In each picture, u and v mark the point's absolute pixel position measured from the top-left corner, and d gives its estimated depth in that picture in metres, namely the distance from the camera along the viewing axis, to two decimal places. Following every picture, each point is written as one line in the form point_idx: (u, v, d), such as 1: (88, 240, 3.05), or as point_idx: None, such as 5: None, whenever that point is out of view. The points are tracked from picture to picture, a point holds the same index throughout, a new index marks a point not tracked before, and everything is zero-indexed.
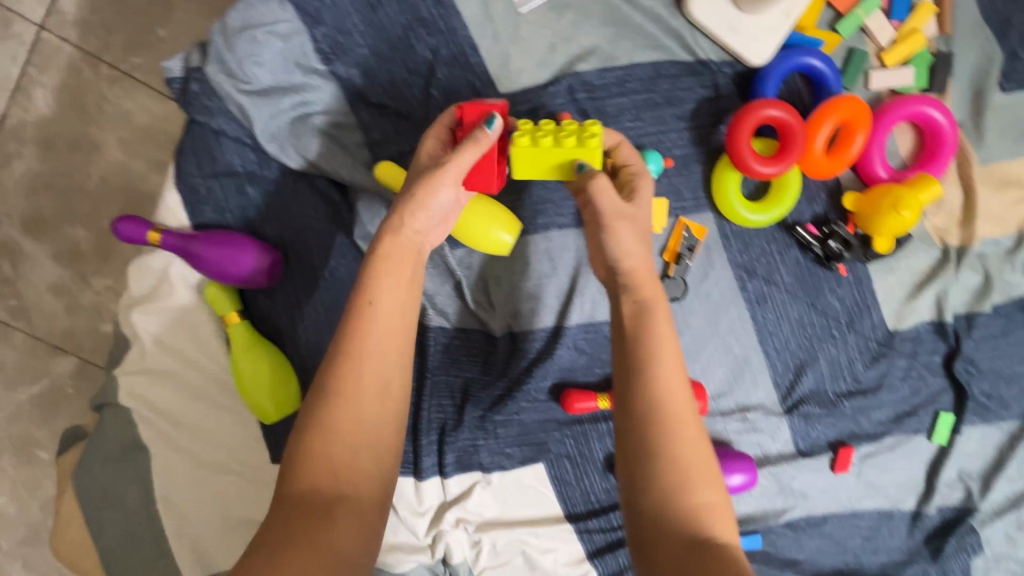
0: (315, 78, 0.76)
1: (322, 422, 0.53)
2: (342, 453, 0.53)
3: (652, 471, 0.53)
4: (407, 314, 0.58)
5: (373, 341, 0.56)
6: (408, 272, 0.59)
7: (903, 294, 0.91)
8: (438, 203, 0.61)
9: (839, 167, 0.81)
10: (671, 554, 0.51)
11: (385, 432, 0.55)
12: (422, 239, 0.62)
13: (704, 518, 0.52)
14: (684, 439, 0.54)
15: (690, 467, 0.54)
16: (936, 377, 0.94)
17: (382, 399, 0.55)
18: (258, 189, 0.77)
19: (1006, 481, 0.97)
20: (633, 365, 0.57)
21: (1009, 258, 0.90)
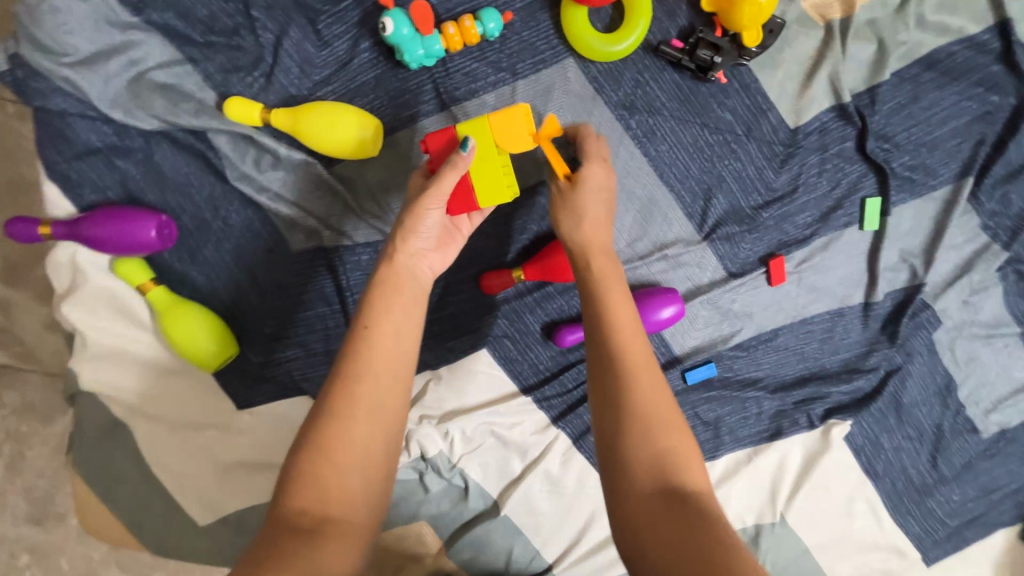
0: (135, 33, 0.76)
1: (315, 441, 0.55)
2: (331, 472, 0.54)
3: (624, 416, 0.57)
4: (401, 338, 0.62)
5: (375, 363, 0.59)
6: (403, 298, 0.64)
7: (795, 87, 0.88)
8: (427, 226, 0.68)
9: None
10: (653, 507, 0.53)
11: (375, 446, 0.57)
12: (416, 261, 0.68)
13: (679, 469, 0.55)
14: (658, 405, 0.58)
15: (659, 414, 0.57)
16: (853, 164, 0.92)
17: (376, 417, 0.57)
18: (126, 160, 0.79)
19: (948, 249, 0.97)
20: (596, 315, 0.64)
21: (900, 17, 0.86)
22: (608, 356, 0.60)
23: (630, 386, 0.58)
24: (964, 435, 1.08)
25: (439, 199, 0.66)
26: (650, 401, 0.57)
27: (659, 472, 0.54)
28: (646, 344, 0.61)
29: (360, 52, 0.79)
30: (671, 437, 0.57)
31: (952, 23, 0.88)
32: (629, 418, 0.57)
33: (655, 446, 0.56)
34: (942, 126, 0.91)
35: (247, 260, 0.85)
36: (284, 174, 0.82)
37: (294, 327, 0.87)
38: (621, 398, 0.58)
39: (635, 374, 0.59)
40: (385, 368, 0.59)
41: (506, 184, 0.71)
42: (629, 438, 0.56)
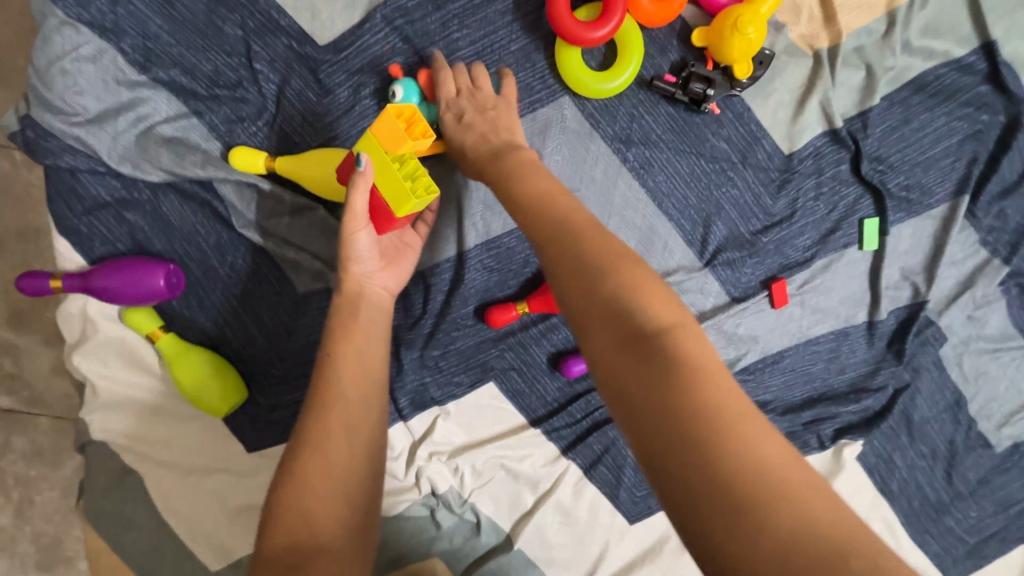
0: (141, 90, 0.77)
1: (292, 472, 0.58)
2: (312, 500, 0.56)
3: (563, 277, 0.52)
4: (363, 360, 0.66)
5: (341, 387, 0.63)
6: (364, 321, 0.69)
7: (788, 115, 0.89)
8: (362, 246, 0.70)
9: (673, 10, 0.81)
10: (607, 345, 0.46)
11: (352, 466, 0.59)
12: (369, 285, 0.72)
13: (626, 292, 0.49)
14: (594, 247, 0.53)
15: (599, 259, 0.52)
16: (849, 186, 0.93)
17: (350, 438, 0.61)
18: (135, 212, 0.81)
19: (947, 266, 0.97)
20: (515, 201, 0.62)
21: (887, 43, 0.88)
22: (543, 230, 0.57)
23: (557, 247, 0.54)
24: (977, 450, 1.08)
25: (360, 218, 0.67)
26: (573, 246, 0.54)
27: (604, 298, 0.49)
28: (596, 221, 0.56)
29: (362, 99, 0.81)
30: (617, 272, 0.50)
31: (939, 47, 0.89)
32: (565, 279, 0.52)
33: (603, 290, 0.49)
34: (935, 146, 0.92)
35: (255, 303, 0.86)
36: (289, 219, 0.84)
37: (301, 369, 0.88)
38: (564, 258, 0.53)
39: (559, 239, 0.55)
40: (353, 389, 0.63)
41: (409, 194, 0.65)
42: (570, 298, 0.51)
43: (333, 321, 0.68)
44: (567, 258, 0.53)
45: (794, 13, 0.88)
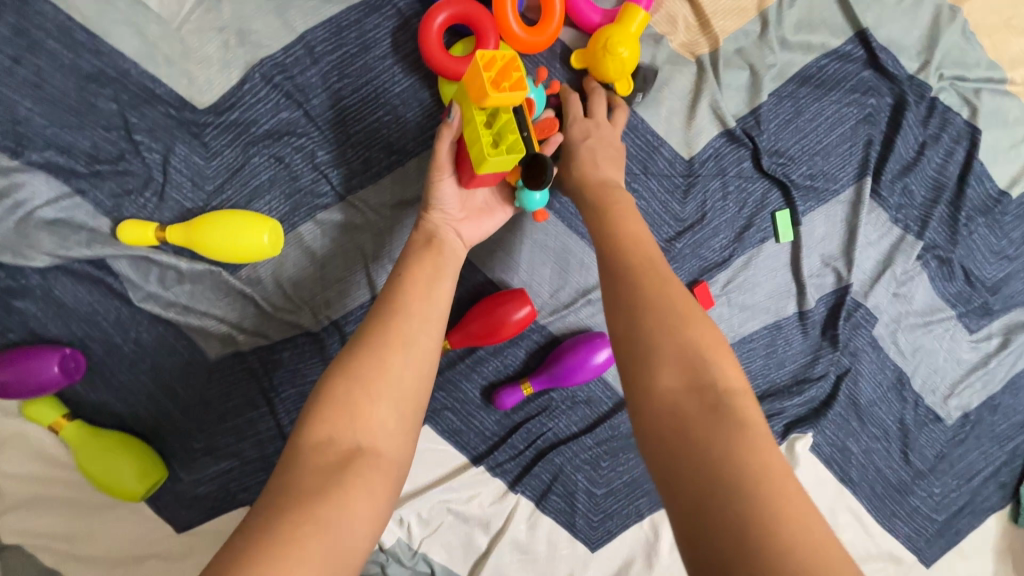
0: (17, 175, 0.75)
1: (344, 369, 0.56)
2: (359, 392, 0.54)
3: (654, 321, 0.55)
4: (430, 289, 0.64)
5: (403, 308, 0.61)
6: (436, 258, 0.67)
7: (682, 121, 0.91)
8: (443, 195, 0.70)
9: (550, 36, 0.81)
10: (679, 407, 0.49)
11: (407, 375, 0.57)
12: (446, 225, 0.71)
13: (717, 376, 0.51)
14: (677, 301, 0.56)
15: (691, 319, 0.54)
16: (755, 182, 0.94)
17: (405, 346, 0.58)
18: (26, 300, 0.78)
19: (862, 248, 0.99)
20: (618, 246, 0.64)
21: (763, 43, 0.91)
22: (642, 277, 0.58)
23: (656, 306, 0.56)
24: (929, 425, 1.07)
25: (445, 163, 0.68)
26: (676, 309, 0.55)
27: (691, 374, 0.51)
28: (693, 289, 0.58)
29: (249, 157, 0.80)
30: (702, 330, 0.54)
31: (814, 40, 0.92)
32: (655, 332, 0.54)
33: (676, 341, 0.53)
34: (830, 134, 0.94)
35: (165, 376, 0.83)
36: (191, 286, 0.81)
37: (222, 438, 0.85)
38: (662, 317, 0.55)
39: (662, 295, 0.56)
40: (415, 312, 0.61)
41: (484, 148, 0.63)
42: (661, 350, 0.53)
43: (408, 253, 0.68)
44: (645, 309, 0.55)
45: (670, 25, 0.89)
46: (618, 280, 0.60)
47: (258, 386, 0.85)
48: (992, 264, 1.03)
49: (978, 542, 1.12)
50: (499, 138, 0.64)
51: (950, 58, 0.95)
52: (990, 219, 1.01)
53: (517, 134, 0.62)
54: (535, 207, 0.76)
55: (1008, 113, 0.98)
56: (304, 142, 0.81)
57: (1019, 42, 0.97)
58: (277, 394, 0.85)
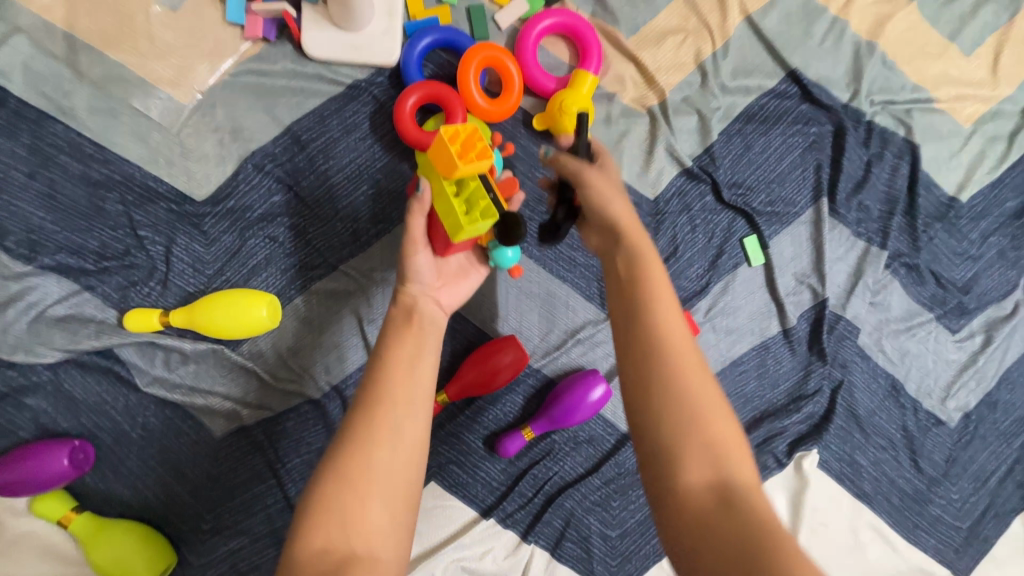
0: (32, 279, 0.80)
1: (334, 475, 0.56)
2: (352, 502, 0.54)
3: (679, 408, 0.56)
4: (416, 375, 0.63)
5: (391, 400, 0.60)
6: (417, 333, 0.66)
7: (643, 165, 0.98)
8: (419, 266, 0.70)
9: (512, 106, 0.90)
10: (705, 506, 0.52)
11: (398, 473, 0.57)
12: (424, 295, 0.70)
13: (736, 468, 0.54)
14: (700, 387, 0.57)
15: (711, 405, 0.56)
16: (719, 213, 1.00)
17: (395, 441, 0.58)
18: (38, 396, 0.81)
19: (832, 263, 1.04)
20: (637, 297, 0.62)
21: (706, 90, 0.99)
22: (667, 353, 0.58)
23: (680, 387, 0.57)
24: (932, 429, 1.08)
25: (418, 239, 0.69)
26: (698, 394, 0.56)
27: (713, 475, 0.53)
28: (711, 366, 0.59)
29: (247, 239, 0.86)
30: (721, 422, 0.56)
31: (752, 83, 1.01)
32: (680, 420, 0.56)
33: (700, 436, 0.55)
34: (781, 163, 1.02)
35: (172, 458, 0.85)
36: (195, 365, 0.85)
37: (230, 517, 0.85)
38: (684, 402, 0.56)
39: (684, 373, 0.57)
40: (401, 402, 0.60)
41: (460, 219, 0.67)
42: (685, 440, 0.55)
43: (390, 327, 0.66)
44: (673, 394, 0.56)
45: (619, 83, 0.98)
46: (643, 342, 0.59)
47: (264, 459, 0.86)
48: (959, 265, 1.08)
49: (1010, 548, 1.08)
50: (471, 206, 0.68)
51: (878, 85, 1.04)
52: (946, 223, 1.07)
53: (489, 201, 0.66)
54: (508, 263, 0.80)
55: (942, 127, 1.06)
56: (296, 221, 0.88)
57: (940, 64, 1.06)
58: (283, 465, 0.86)
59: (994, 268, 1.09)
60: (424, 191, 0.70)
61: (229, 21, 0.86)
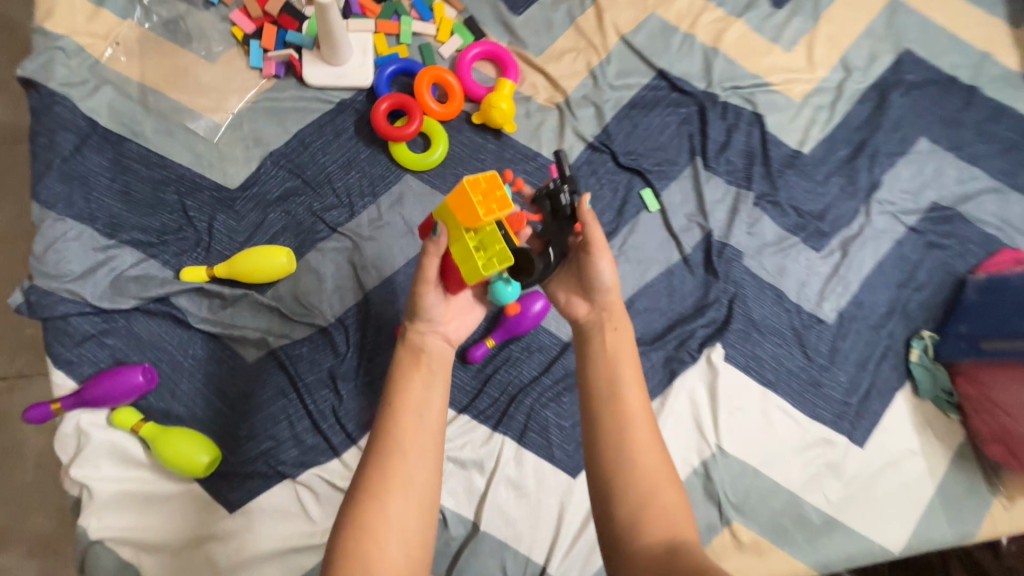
0: (113, 250, 1.10)
1: (365, 512, 0.76)
2: (377, 537, 0.74)
3: (631, 478, 0.81)
4: (425, 420, 0.85)
5: (408, 446, 0.82)
6: (422, 377, 0.89)
7: (558, 143, 1.32)
8: (432, 307, 0.94)
9: (456, 106, 1.24)
10: (651, 551, 0.75)
11: (411, 515, 0.77)
12: (426, 347, 0.94)
13: (676, 526, 0.79)
14: (643, 459, 0.83)
15: (649, 473, 0.82)
16: (620, 174, 1.34)
17: (411, 484, 0.79)
18: (115, 336, 1.07)
19: (712, 205, 1.36)
20: (611, 402, 0.87)
21: (598, 88, 1.35)
22: (621, 435, 0.85)
23: (629, 461, 0.83)
24: (815, 327, 1.36)
25: (430, 281, 0.92)
26: (642, 466, 0.82)
27: (651, 520, 0.78)
28: (665, 459, 0.84)
29: (268, 214, 1.17)
30: (660, 486, 0.82)
31: (632, 81, 1.38)
32: (625, 476, 0.82)
33: (641, 491, 0.81)
34: (661, 135, 1.37)
35: (216, 379, 1.11)
36: (232, 307, 1.13)
37: (263, 422, 1.10)
38: (647, 488, 0.81)
39: (633, 453, 0.83)
40: (410, 445, 0.82)
41: (474, 265, 0.89)
42: (632, 497, 0.81)
43: (401, 377, 0.89)
44: (630, 471, 0.82)
45: (534, 88, 1.34)
46: (594, 414, 0.87)
47: (287, 374, 1.12)
48: (811, 199, 1.41)
49: (895, 418, 1.33)
50: (484, 249, 0.90)
51: (726, 76, 1.42)
52: (796, 170, 1.41)
53: (502, 249, 0.89)
54: (507, 299, 1.01)
55: (779, 102, 1.43)
56: (304, 198, 1.19)
57: (768, 58, 1.44)
58: (302, 379, 1.12)
59: (839, 200, 1.42)
60: (440, 239, 0.91)
61: (252, 66, 1.22)
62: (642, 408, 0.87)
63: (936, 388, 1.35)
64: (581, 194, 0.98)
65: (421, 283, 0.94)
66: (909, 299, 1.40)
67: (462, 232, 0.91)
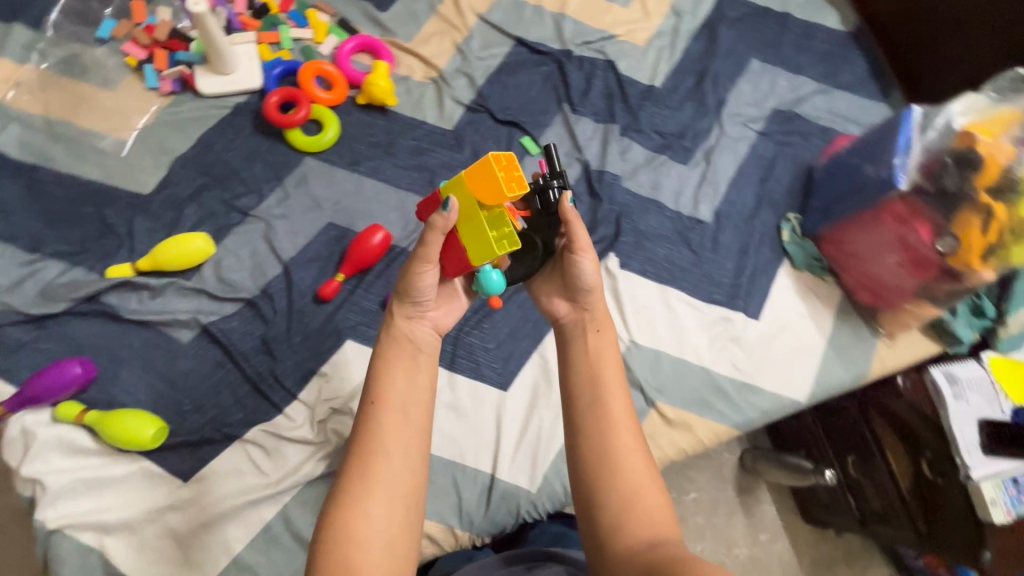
0: (38, 263, 1.20)
1: (351, 512, 0.80)
2: (363, 534, 0.79)
3: (617, 479, 0.89)
4: (407, 415, 0.87)
5: (393, 446, 0.85)
6: (407, 370, 0.91)
7: (440, 111, 1.49)
8: (422, 288, 0.94)
9: (340, 92, 1.41)
10: (631, 544, 0.84)
11: (397, 514, 0.82)
12: (412, 335, 0.94)
13: (655, 523, 0.87)
14: (625, 458, 0.90)
15: (630, 471, 0.89)
16: (500, 128, 1.51)
17: (400, 483, 0.83)
18: (48, 338, 1.15)
19: (585, 141, 1.55)
20: (600, 402, 0.93)
21: (467, 60, 1.54)
22: (610, 436, 0.91)
23: (615, 461, 0.90)
24: (695, 227, 1.54)
25: (429, 258, 0.91)
26: (627, 466, 0.89)
27: (631, 516, 0.87)
28: (646, 460, 0.92)
29: (182, 209, 1.28)
30: (639, 486, 0.89)
31: (495, 50, 1.58)
32: (612, 474, 0.89)
33: (625, 491, 0.88)
34: (529, 92, 1.57)
35: (153, 362, 1.18)
36: (160, 296, 1.22)
37: (204, 393, 1.18)
38: (631, 491, 0.88)
39: (621, 452, 0.90)
40: (397, 447, 0.85)
41: (485, 246, 0.93)
42: (619, 494, 0.88)
43: (384, 368, 0.91)
44: (615, 470, 0.90)
45: (410, 69, 1.51)
46: (589, 417, 0.93)
47: (221, 346, 1.21)
48: (670, 123, 1.62)
49: (782, 290, 1.50)
50: (491, 227, 0.94)
51: (575, 35, 1.64)
52: (652, 101, 1.62)
53: (511, 232, 0.93)
54: (492, 289, 1.00)
55: (625, 49, 1.66)
56: (213, 190, 1.31)
57: (609, 16, 1.69)
58: (236, 348, 1.21)
59: (694, 120, 1.63)
60: (449, 216, 0.88)
61: (147, 87, 1.36)
62: (626, 410, 0.93)
63: (808, 258, 1.53)
64: (568, 190, 0.98)
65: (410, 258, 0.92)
66: (773, 190, 1.61)
67: (474, 208, 0.94)
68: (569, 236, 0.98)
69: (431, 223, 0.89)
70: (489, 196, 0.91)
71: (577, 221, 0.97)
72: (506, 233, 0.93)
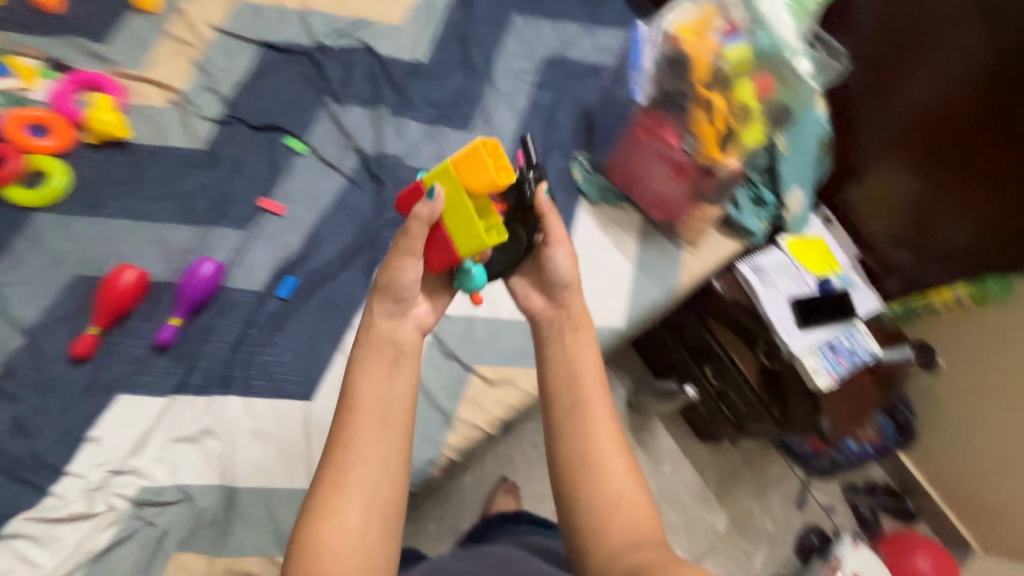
0: None
1: (323, 515, 0.80)
2: (332, 536, 0.79)
3: (615, 488, 0.91)
4: (384, 418, 0.88)
5: (362, 441, 0.85)
6: (381, 369, 0.91)
7: (186, 131, 1.40)
8: (402, 289, 0.95)
9: (59, 136, 1.30)
10: (613, 532, 0.88)
11: (374, 520, 0.82)
12: (399, 346, 0.95)
13: (630, 513, 0.90)
14: (605, 460, 0.93)
15: (620, 488, 0.91)
16: (260, 135, 1.45)
17: (373, 492, 0.83)
18: None
19: (356, 128, 1.50)
20: (573, 389, 0.97)
21: (208, 74, 1.47)
22: (585, 423, 0.95)
23: (593, 453, 0.94)
24: None
25: (416, 253, 0.93)
26: (604, 458, 0.93)
27: (606, 505, 0.90)
28: (619, 462, 0.94)
29: None
30: (644, 515, 0.90)
31: (240, 58, 1.51)
32: (596, 472, 0.92)
33: (598, 478, 0.92)
34: (286, 91, 1.51)
35: None
36: None
37: None
38: (609, 492, 0.91)
39: (588, 438, 0.94)
40: (373, 449, 0.85)
41: (476, 235, 0.98)
42: (596, 483, 0.91)
43: (356, 371, 0.91)
44: (587, 457, 0.93)
45: (145, 96, 1.42)
46: (578, 420, 0.95)
47: None
48: (443, 93, 1.61)
49: (583, 227, 1.52)
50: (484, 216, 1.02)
51: (325, 26, 1.60)
52: (420, 75, 1.61)
53: (499, 222, 1.03)
54: (473, 288, 1.04)
55: (382, 29, 1.63)
56: None
57: (358, 1, 1.65)
58: None
59: (466, 85, 1.63)
60: (434, 205, 0.91)
61: None
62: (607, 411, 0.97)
63: (602, 190, 1.56)
64: (542, 181, 1.06)
65: (393, 254, 0.94)
66: (558, 137, 1.63)
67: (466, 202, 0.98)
68: (530, 215, 1.06)
69: (415, 211, 0.91)
70: (482, 186, 0.97)
71: (551, 218, 1.04)
72: (498, 227, 1.02)
